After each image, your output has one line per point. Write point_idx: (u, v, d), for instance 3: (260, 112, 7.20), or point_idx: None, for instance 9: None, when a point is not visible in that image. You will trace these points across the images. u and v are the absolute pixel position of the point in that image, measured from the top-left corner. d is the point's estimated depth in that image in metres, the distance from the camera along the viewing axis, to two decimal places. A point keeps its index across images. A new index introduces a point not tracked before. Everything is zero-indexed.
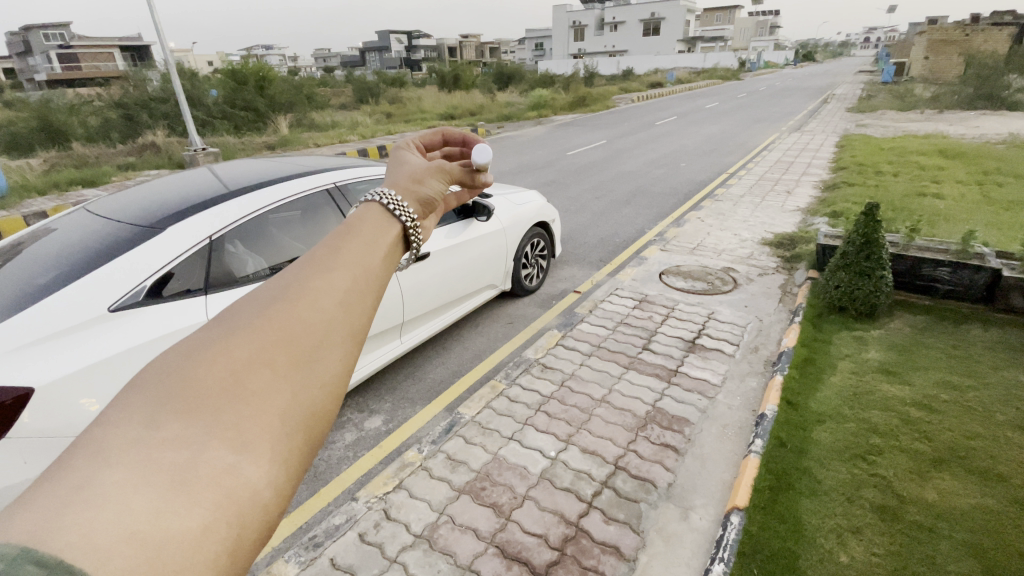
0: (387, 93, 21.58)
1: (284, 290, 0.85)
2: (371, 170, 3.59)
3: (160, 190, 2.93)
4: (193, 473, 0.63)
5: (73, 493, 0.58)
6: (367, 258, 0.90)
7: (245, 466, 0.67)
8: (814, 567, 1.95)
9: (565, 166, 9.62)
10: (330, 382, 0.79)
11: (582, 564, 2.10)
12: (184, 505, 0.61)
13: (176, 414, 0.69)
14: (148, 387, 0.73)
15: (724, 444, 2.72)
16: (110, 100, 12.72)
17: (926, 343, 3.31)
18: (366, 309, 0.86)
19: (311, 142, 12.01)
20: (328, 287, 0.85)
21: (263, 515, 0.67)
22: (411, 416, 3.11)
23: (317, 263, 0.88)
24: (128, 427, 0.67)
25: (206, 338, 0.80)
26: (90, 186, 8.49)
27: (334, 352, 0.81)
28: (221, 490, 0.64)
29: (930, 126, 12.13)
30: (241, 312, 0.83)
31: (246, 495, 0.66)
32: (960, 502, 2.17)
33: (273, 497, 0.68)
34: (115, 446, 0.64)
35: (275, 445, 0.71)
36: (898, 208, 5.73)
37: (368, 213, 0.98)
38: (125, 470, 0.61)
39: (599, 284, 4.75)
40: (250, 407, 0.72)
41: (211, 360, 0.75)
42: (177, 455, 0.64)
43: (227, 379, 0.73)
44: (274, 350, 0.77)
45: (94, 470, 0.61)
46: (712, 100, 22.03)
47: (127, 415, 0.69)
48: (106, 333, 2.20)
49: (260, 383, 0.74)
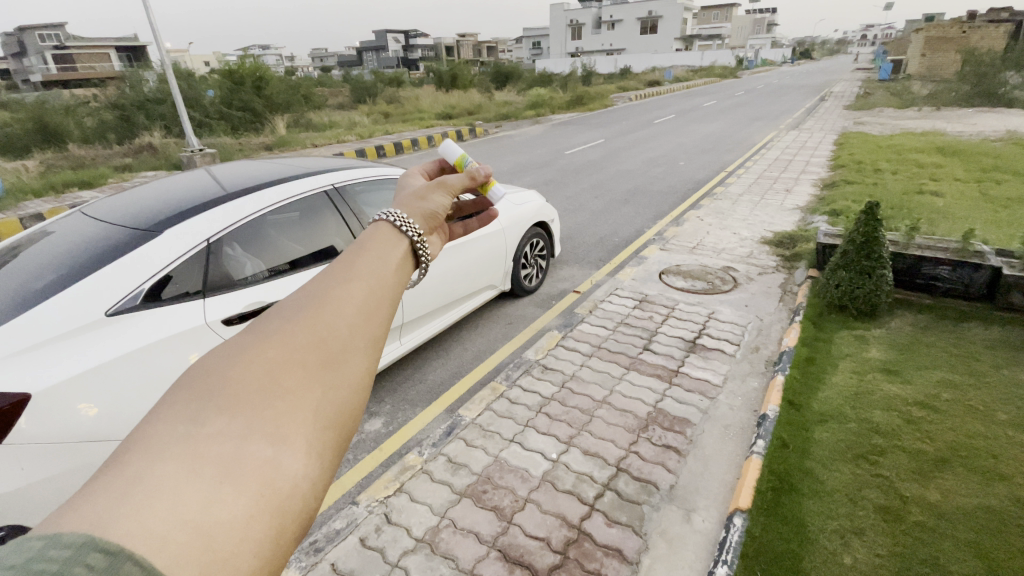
0: (385, 94, 21.56)
1: (308, 297, 0.85)
2: (370, 171, 3.58)
3: (158, 192, 2.91)
4: (236, 465, 0.62)
5: (122, 488, 0.56)
6: (386, 268, 0.93)
7: (285, 458, 0.65)
8: (817, 569, 1.94)
9: (564, 165, 9.61)
10: (359, 382, 0.78)
11: (585, 567, 2.09)
12: (231, 496, 0.59)
13: (217, 410, 0.68)
14: (187, 388, 0.72)
15: (727, 445, 2.71)
16: (107, 102, 12.65)
17: (927, 342, 3.30)
18: (388, 310, 0.87)
19: (309, 142, 11.97)
20: (352, 292, 0.86)
21: (305, 508, 0.65)
22: (412, 418, 3.10)
23: (337, 273, 0.90)
24: (171, 425, 0.66)
25: (238, 342, 0.79)
26: (86, 188, 8.45)
27: (361, 352, 0.81)
28: (263, 481, 0.62)
29: (928, 123, 12.13)
30: (269, 317, 0.83)
31: (288, 487, 0.64)
32: (963, 502, 2.17)
33: (313, 490, 0.66)
34: (160, 443, 0.62)
35: (312, 440, 0.70)
36: (898, 207, 5.72)
37: (377, 231, 1.01)
38: (172, 464, 0.60)
39: (598, 284, 4.74)
40: (286, 402, 0.71)
41: (246, 362, 0.75)
42: (219, 448, 0.63)
43: (263, 377, 0.73)
44: (305, 350, 0.77)
45: (141, 466, 0.59)
46: (711, 97, 22.02)
47: (168, 415, 0.68)
48: (104, 338, 2.19)
49: (295, 381, 0.74)
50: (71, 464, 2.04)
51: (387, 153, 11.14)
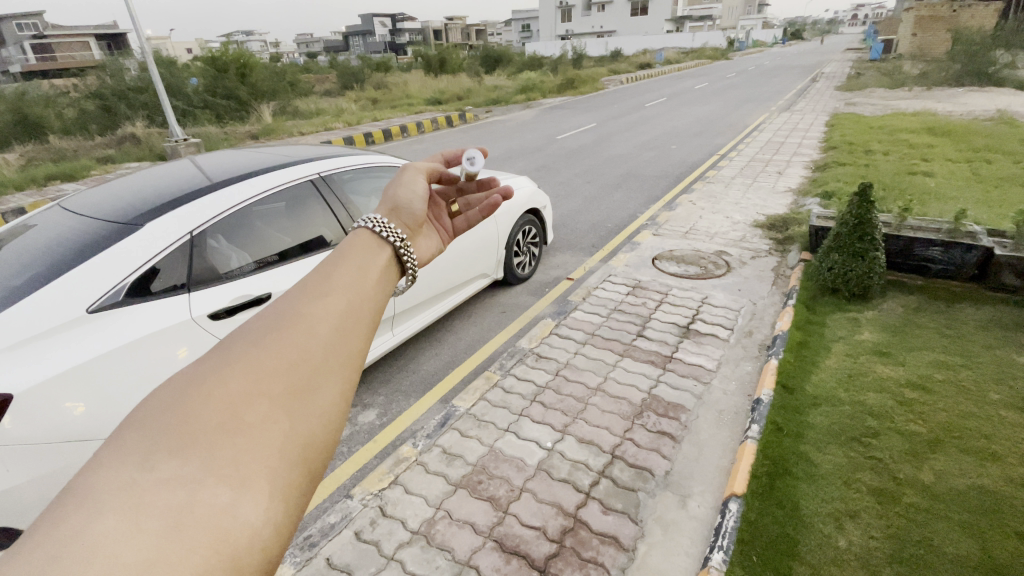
0: (373, 79, 21.21)
1: (278, 318, 0.82)
2: (358, 158, 3.50)
3: (140, 183, 2.83)
4: (187, 515, 0.58)
5: (59, 547, 0.53)
6: (362, 284, 0.90)
7: (242, 504, 0.61)
8: (812, 552, 1.95)
9: (556, 150, 9.53)
10: (329, 412, 0.75)
11: (581, 556, 2.08)
12: (179, 553, 0.55)
13: (170, 452, 0.63)
14: (140, 423, 0.68)
15: (722, 430, 2.72)
16: (87, 91, 12.29)
17: (920, 323, 3.31)
18: (363, 331, 0.84)
19: (296, 130, 11.75)
20: (324, 313, 0.83)
21: (263, 557, 0.61)
22: (406, 409, 3.07)
23: (311, 289, 0.87)
24: (118, 470, 0.61)
25: (199, 371, 0.75)
26: (68, 180, 8.24)
27: (332, 379, 0.78)
28: (218, 533, 0.58)
29: (919, 103, 12.13)
30: (234, 342, 0.80)
31: (244, 538, 0.60)
32: (956, 483, 2.18)
33: (273, 536, 0.63)
34: (105, 492, 0.58)
35: (274, 480, 0.66)
36: (890, 188, 5.72)
37: (357, 239, 1.00)
38: (117, 516, 0.56)
39: (592, 270, 4.71)
40: (247, 440, 0.67)
41: (207, 394, 0.71)
42: (170, 496, 0.59)
43: (222, 411, 0.69)
44: (271, 379, 0.74)
45: (81, 519, 0.55)
46: (702, 80, 21.85)
47: (118, 453, 0.63)
48: (86, 335, 2.12)
49: (258, 416, 0.70)
50: (58, 464, 1.99)
51: (376, 141, 10.99)
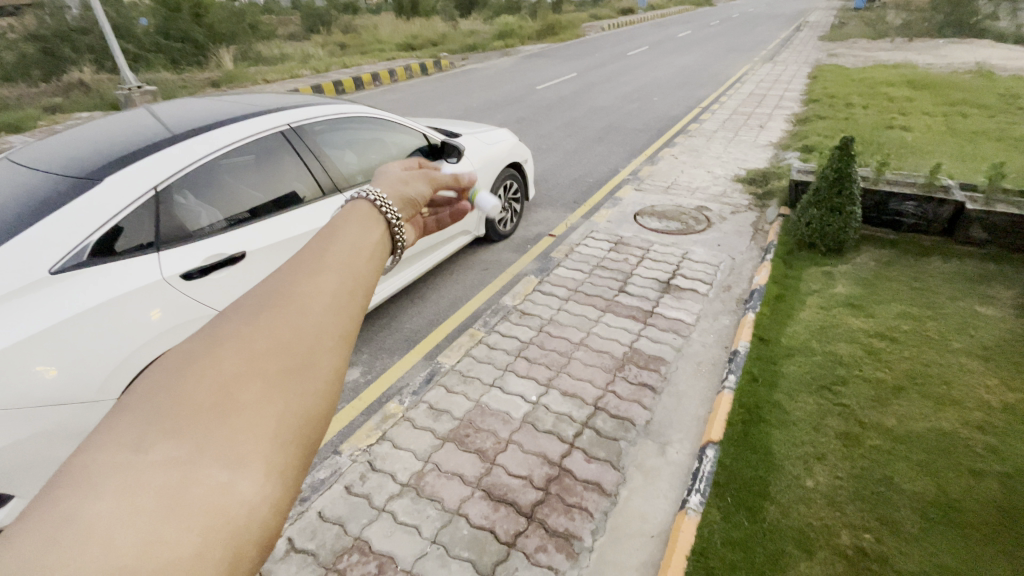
0: (341, 22, 19.88)
1: (272, 296, 0.76)
2: (331, 107, 3.31)
3: (94, 134, 2.63)
4: (186, 495, 0.52)
5: (46, 531, 0.47)
6: (357, 260, 0.85)
7: (243, 480, 0.56)
8: (782, 492, 2.08)
9: (536, 101, 9.22)
10: (329, 387, 0.70)
11: (566, 501, 2.18)
12: (177, 534, 0.50)
13: (166, 431, 0.57)
14: (132, 403, 0.61)
15: (699, 380, 2.82)
16: (24, 32, 11.22)
17: (890, 277, 3.42)
18: (361, 309, 0.79)
19: (261, 77, 11.03)
20: (319, 289, 0.78)
21: (265, 537, 0.56)
22: (390, 366, 3.08)
23: (304, 267, 0.82)
24: (109, 452, 0.55)
25: (191, 347, 0.69)
26: (13, 133, 7.62)
27: (332, 354, 0.73)
28: (218, 513, 0.53)
29: (899, 55, 12.03)
30: (228, 320, 0.73)
31: (244, 516, 0.55)
32: (917, 426, 2.33)
33: (277, 514, 0.58)
34: (96, 474, 0.52)
35: (276, 456, 0.61)
36: (868, 143, 5.75)
37: (350, 216, 0.96)
38: (112, 496, 0.50)
39: (574, 226, 4.68)
40: (246, 416, 0.61)
41: (200, 372, 0.64)
42: (167, 476, 0.53)
43: (219, 387, 0.63)
44: (269, 354, 0.68)
45: (71, 501, 0.49)
46: (684, 27, 21.11)
47: (107, 436, 0.57)
48: (52, 296, 2.02)
49: (257, 390, 0.64)
50: (35, 429, 1.94)
51: (346, 89, 10.43)
